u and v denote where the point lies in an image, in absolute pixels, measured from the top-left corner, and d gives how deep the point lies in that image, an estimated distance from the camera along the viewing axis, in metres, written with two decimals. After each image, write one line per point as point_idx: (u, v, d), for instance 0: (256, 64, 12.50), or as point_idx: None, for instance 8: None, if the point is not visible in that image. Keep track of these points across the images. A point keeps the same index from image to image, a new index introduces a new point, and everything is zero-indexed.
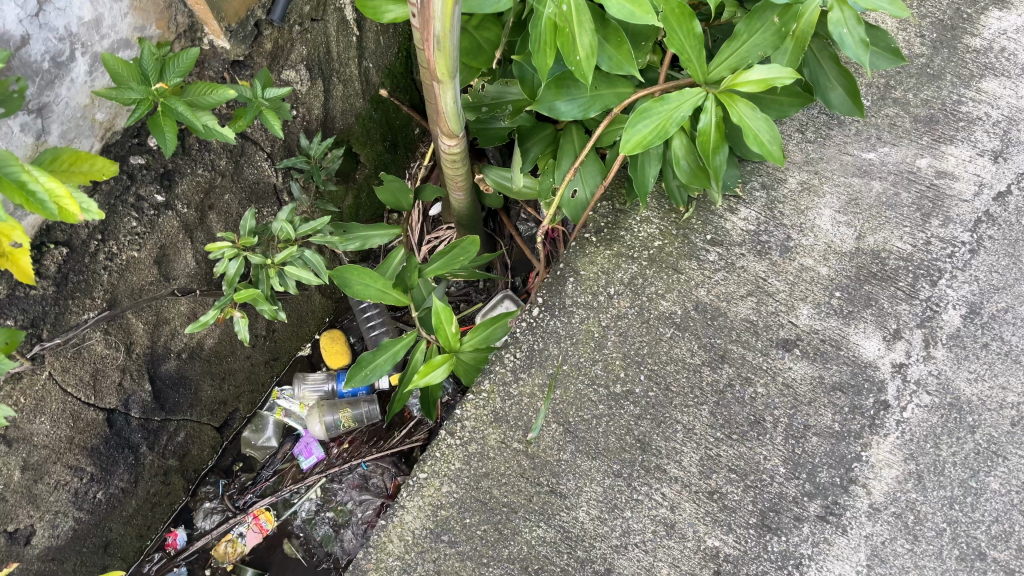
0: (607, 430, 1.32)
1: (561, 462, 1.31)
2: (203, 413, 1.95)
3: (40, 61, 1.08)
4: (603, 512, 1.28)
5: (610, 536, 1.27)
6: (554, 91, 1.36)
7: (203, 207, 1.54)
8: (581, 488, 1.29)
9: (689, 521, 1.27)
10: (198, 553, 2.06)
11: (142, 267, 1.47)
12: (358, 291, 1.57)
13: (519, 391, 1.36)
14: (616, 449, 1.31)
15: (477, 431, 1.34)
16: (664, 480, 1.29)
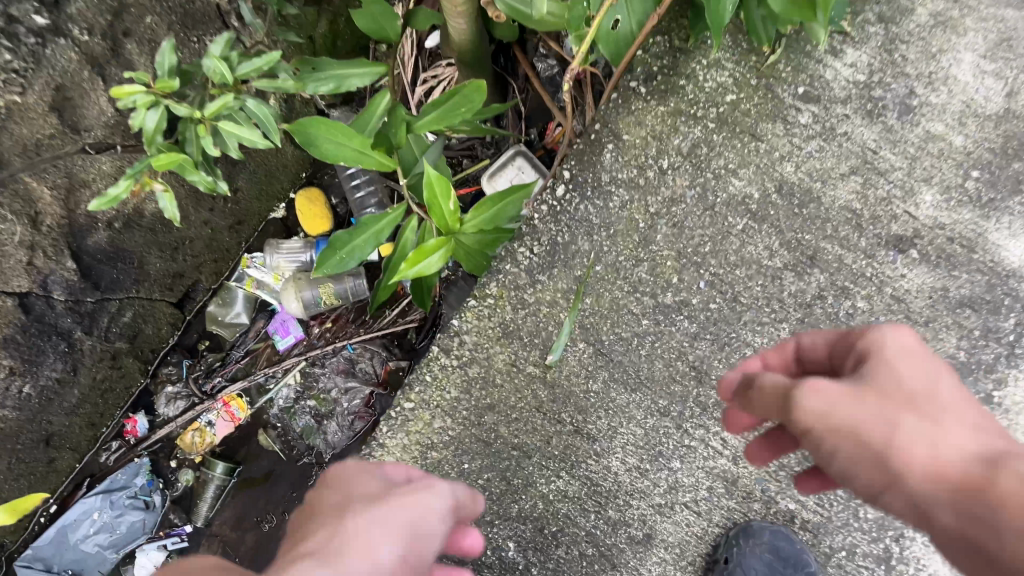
0: (652, 355, 1.10)
1: (594, 401, 1.12)
2: (154, 289, 1.63)
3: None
4: (643, 462, 1.12)
5: (652, 492, 1.12)
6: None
7: (114, 34, 1.14)
8: (615, 430, 1.12)
9: (755, 477, 1.10)
10: (162, 442, 1.81)
11: (33, 116, 1.10)
12: (330, 153, 1.22)
13: (536, 302, 1.11)
14: (665, 379, 1.10)
15: (478, 347, 1.12)
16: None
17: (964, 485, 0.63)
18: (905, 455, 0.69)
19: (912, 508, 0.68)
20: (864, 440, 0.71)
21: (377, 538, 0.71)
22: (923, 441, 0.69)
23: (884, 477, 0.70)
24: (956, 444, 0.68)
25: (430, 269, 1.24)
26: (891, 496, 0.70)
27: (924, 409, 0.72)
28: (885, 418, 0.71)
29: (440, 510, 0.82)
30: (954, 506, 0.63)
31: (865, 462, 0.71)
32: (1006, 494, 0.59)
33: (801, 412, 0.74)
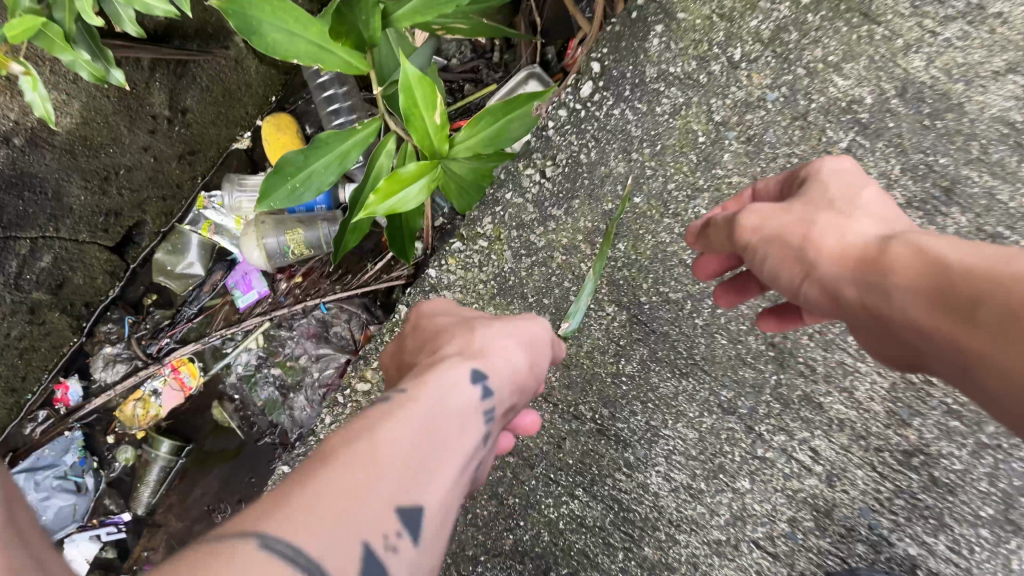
0: (712, 334, 0.96)
1: (627, 390, 0.99)
2: (81, 229, 1.33)
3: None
4: (696, 478, 0.96)
5: (707, 523, 0.95)
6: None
7: None
8: (656, 439, 0.98)
9: (855, 507, 0.90)
10: (98, 415, 1.52)
11: None
12: (280, 46, 0.90)
13: (546, 246, 1.02)
14: (726, 362, 0.96)
15: (468, 289, 1.06)
16: (817, 426, 0.92)
17: (866, 264, 0.59)
18: (817, 245, 0.64)
19: (827, 297, 0.64)
20: (785, 243, 0.67)
21: (506, 358, 0.73)
22: (833, 227, 0.64)
23: (811, 277, 0.65)
24: (867, 228, 0.63)
25: (407, 204, 0.93)
26: (805, 290, 0.66)
27: (843, 194, 0.68)
28: (800, 218, 0.67)
29: (538, 355, 0.80)
30: (860, 286, 0.59)
31: (794, 269, 0.66)
32: (897, 264, 0.56)
33: (740, 233, 0.72)
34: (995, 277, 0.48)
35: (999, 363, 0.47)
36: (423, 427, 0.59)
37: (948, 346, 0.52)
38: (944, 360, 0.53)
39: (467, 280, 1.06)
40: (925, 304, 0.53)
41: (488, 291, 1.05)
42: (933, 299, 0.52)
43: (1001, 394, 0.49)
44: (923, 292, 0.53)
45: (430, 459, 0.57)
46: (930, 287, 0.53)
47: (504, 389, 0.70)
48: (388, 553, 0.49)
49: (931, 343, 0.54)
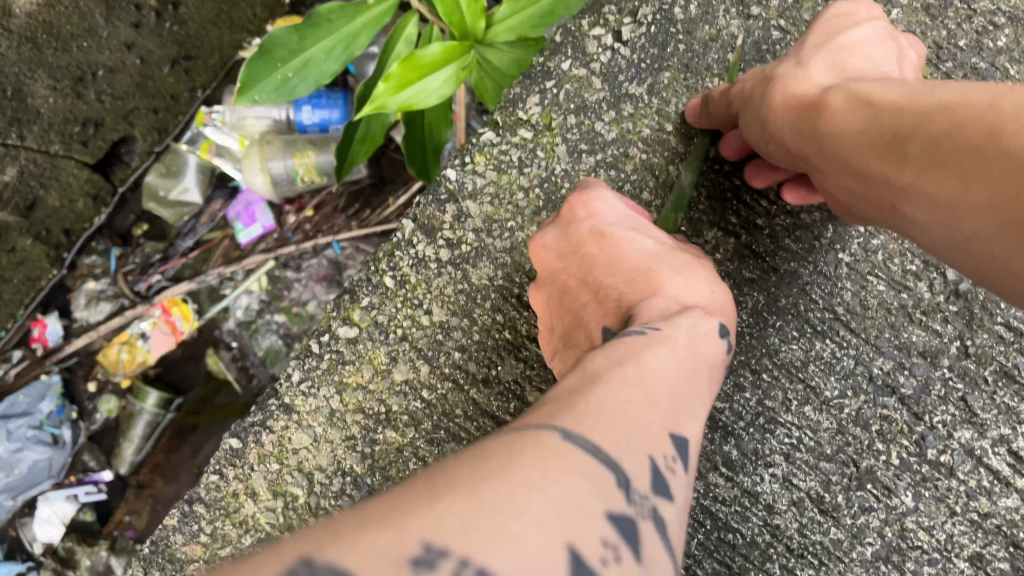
0: (854, 285, 0.80)
1: (732, 355, 0.81)
2: (52, 139, 1.13)
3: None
4: (825, 488, 0.80)
5: (841, 548, 0.80)
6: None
7: None
8: (768, 432, 0.81)
9: None
10: (79, 358, 1.34)
11: None
12: None
13: (620, 140, 0.82)
14: (879, 319, 0.80)
15: (503, 196, 0.83)
16: (1015, 419, 0.79)
17: (806, 106, 0.58)
18: (766, 93, 0.62)
19: (777, 153, 0.63)
20: (748, 97, 0.66)
21: (718, 298, 0.63)
22: (787, 77, 0.63)
23: (764, 134, 0.64)
24: (823, 74, 0.61)
25: (425, 98, 0.71)
26: (762, 148, 0.65)
27: (812, 39, 0.66)
28: (762, 71, 0.66)
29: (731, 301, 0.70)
30: (797, 131, 0.59)
31: (750, 126, 0.65)
32: (833, 109, 0.55)
33: (725, 94, 0.70)
34: (918, 108, 0.49)
35: (928, 192, 0.48)
36: (677, 368, 0.48)
37: (877, 181, 0.52)
38: (879, 201, 0.54)
39: (502, 186, 0.83)
40: (852, 142, 0.53)
41: (530, 204, 0.83)
42: (861, 137, 0.52)
43: (930, 227, 0.50)
44: (854, 131, 0.53)
45: (691, 390, 0.49)
46: (861, 127, 0.52)
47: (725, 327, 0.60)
48: (670, 475, 0.41)
49: (863, 181, 0.54)
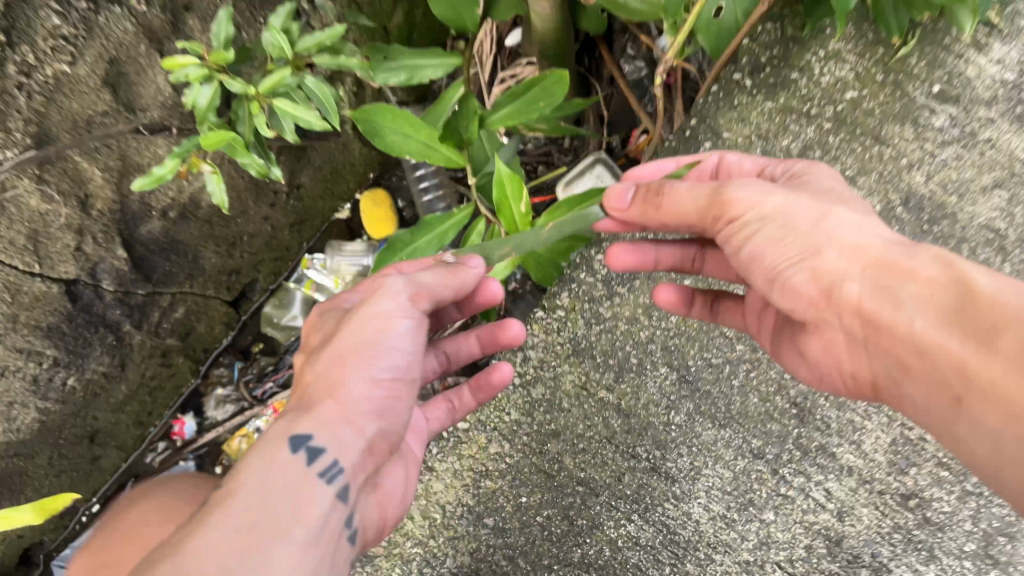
0: (747, 390, 1.15)
1: (675, 437, 1.18)
2: (208, 286, 1.56)
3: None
4: (729, 511, 1.17)
5: (738, 543, 1.18)
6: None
7: (174, 6, 1.06)
8: (696, 474, 1.18)
9: (862, 540, 1.14)
10: (208, 447, 1.74)
11: (86, 89, 1.02)
12: (392, 145, 1.13)
13: (612, 317, 1.18)
14: (759, 416, 1.15)
15: (548, 348, 1.20)
16: (830, 471, 1.14)
17: (880, 265, 0.75)
18: (833, 236, 0.79)
19: (813, 285, 0.80)
20: (794, 226, 0.81)
21: (348, 375, 0.85)
22: (843, 223, 0.79)
23: (806, 265, 0.79)
24: (875, 233, 0.79)
25: (494, 276, 1.12)
26: (792, 275, 0.81)
27: (847, 205, 0.84)
28: (818, 212, 0.81)
29: (415, 323, 0.93)
30: (871, 283, 0.75)
31: (796, 256, 0.80)
32: (918, 281, 0.71)
33: (748, 205, 0.83)
34: (1000, 309, 0.64)
35: (1001, 386, 0.63)
36: (244, 514, 0.72)
37: (947, 367, 0.68)
38: (927, 372, 0.70)
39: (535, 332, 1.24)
40: (928, 312, 0.69)
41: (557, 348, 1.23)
42: (942, 309, 0.68)
43: (994, 423, 0.65)
44: (935, 298, 0.69)
45: (259, 527, 0.71)
46: (947, 298, 0.68)
47: (355, 410, 0.84)
48: None
49: (929, 359, 0.70)
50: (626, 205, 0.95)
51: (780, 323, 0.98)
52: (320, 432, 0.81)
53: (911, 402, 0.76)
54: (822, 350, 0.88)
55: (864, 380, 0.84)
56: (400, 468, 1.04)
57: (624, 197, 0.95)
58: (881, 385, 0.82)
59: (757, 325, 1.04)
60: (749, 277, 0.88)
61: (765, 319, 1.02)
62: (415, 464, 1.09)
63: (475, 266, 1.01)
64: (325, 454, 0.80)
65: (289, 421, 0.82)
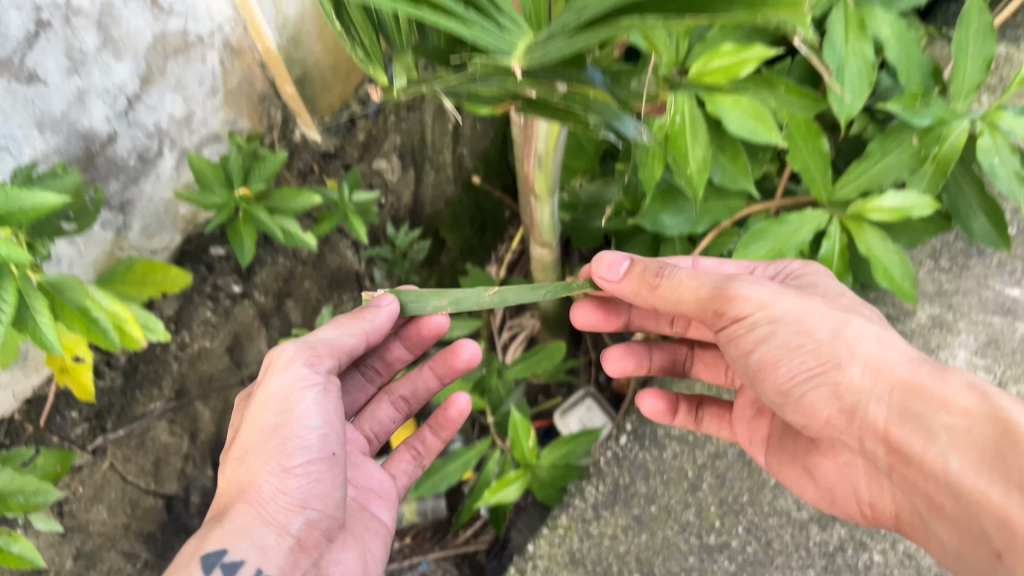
0: None
1: None
2: None
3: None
4: None
5: None
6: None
7: (281, 295, 1.47)
8: None
9: None
10: None
11: (214, 356, 1.40)
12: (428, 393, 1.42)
13: (600, 533, 1.48)
14: None
15: (552, 560, 1.47)
16: None
17: (907, 390, 0.82)
18: (850, 352, 0.88)
19: (835, 400, 0.88)
20: (820, 349, 0.89)
21: (259, 475, 0.86)
22: (868, 340, 0.88)
23: (824, 377, 0.88)
24: (902, 353, 0.87)
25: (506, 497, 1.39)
26: (810, 389, 0.90)
27: (861, 316, 0.93)
28: (835, 332, 0.89)
29: (320, 391, 0.93)
30: (897, 409, 0.82)
31: (814, 366, 0.89)
32: (953, 425, 0.76)
33: (767, 316, 0.91)
34: None
35: None
36: None
37: (981, 510, 0.71)
38: (963, 514, 0.74)
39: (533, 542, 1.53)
40: (966, 453, 0.74)
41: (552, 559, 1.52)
42: (981, 449, 0.73)
43: None
44: (969, 431, 0.75)
45: None
46: (983, 435, 0.73)
47: (272, 511, 0.85)
48: None
49: (963, 503, 0.74)
50: (620, 279, 1.00)
51: (799, 454, 1.13)
52: (234, 542, 0.81)
53: (942, 539, 0.81)
54: (842, 460, 1.01)
55: (883, 511, 0.98)
56: (356, 551, 0.98)
57: (614, 268, 1.00)
58: (903, 521, 0.94)
59: (748, 433, 1.26)
60: (768, 382, 0.95)
61: (757, 426, 1.23)
62: (383, 535, 1.06)
63: (389, 306, 1.00)
64: (245, 565, 0.80)
65: (197, 540, 0.82)
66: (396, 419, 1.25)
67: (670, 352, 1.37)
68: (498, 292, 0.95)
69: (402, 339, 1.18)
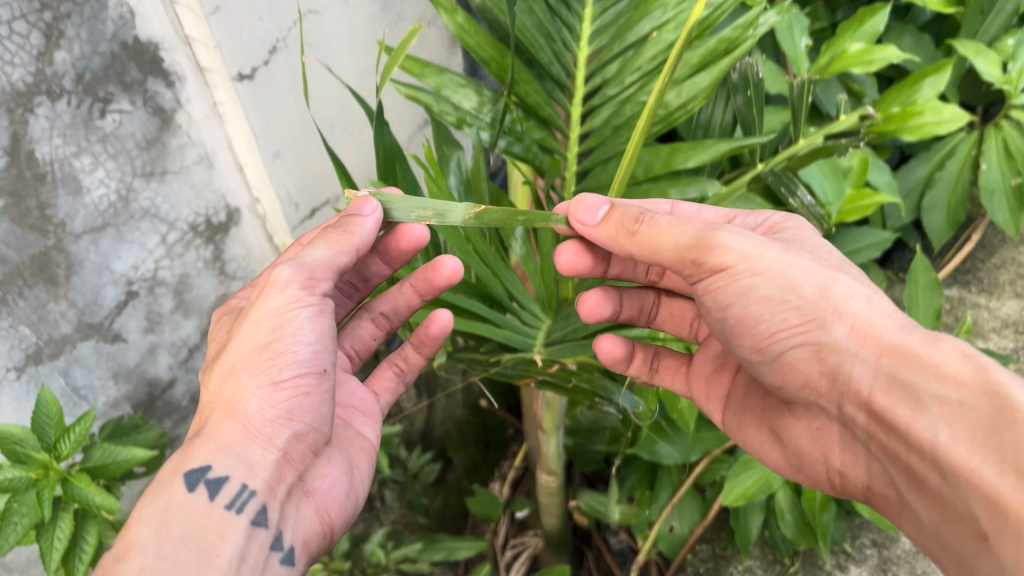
0: None
1: None
2: None
3: (170, 221, 0.99)
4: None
5: None
6: (496, 194, 0.91)
7: None
8: None
9: None
10: None
11: None
12: None
13: None
14: None
15: None
16: None
17: (897, 352, 0.62)
18: (838, 303, 0.65)
19: (818, 361, 0.68)
20: (800, 304, 0.66)
21: (245, 390, 0.62)
22: (861, 297, 0.65)
23: (808, 337, 0.67)
24: (898, 315, 0.65)
25: None
26: (791, 347, 0.69)
27: (850, 273, 0.70)
28: (820, 273, 0.67)
29: (318, 314, 0.66)
30: (886, 374, 0.62)
31: (797, 324, 0.67)
32: (951, 391, 0.57)
33: (745, 266, 0.66)
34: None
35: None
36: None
37: (967, 491, 0.54)
38: (948, 498, 0.57)
39: None
40: (957, 428, 0.56)
41: None
42: (974, 424, 0.55)
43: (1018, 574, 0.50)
44: (963, 407, 0.56)
45: None
46: (977, 410, 0.55)
47: (259, 426, 0.63)
48: None
49: (946, 480, 0.56)
50: (597, 225, 0.71)
51: (769, 404, 0.83)
52: (219, 457, 0.61)
53: (919, 522, 0.63)
54: (809, 427, 0.77)
55: (853, 484, 0.73)
56: (344, 467, 0.75)
57: (592, 211, 0.71)
58: (875, 494, 0.70)
59: (704, 393, 0.92)
60: (741, 336, 0.73)
61: (715, 384, 0.91)
62: (368, 451, 0.81)
63: (374, 214, 0.67)
64: (230, 483, 0.61)
65: (178, 456, 0.62)
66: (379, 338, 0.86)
67: (638, 302, 0.88)
68: (475, 216, 0.63)
69: (382, 259, 0.78)
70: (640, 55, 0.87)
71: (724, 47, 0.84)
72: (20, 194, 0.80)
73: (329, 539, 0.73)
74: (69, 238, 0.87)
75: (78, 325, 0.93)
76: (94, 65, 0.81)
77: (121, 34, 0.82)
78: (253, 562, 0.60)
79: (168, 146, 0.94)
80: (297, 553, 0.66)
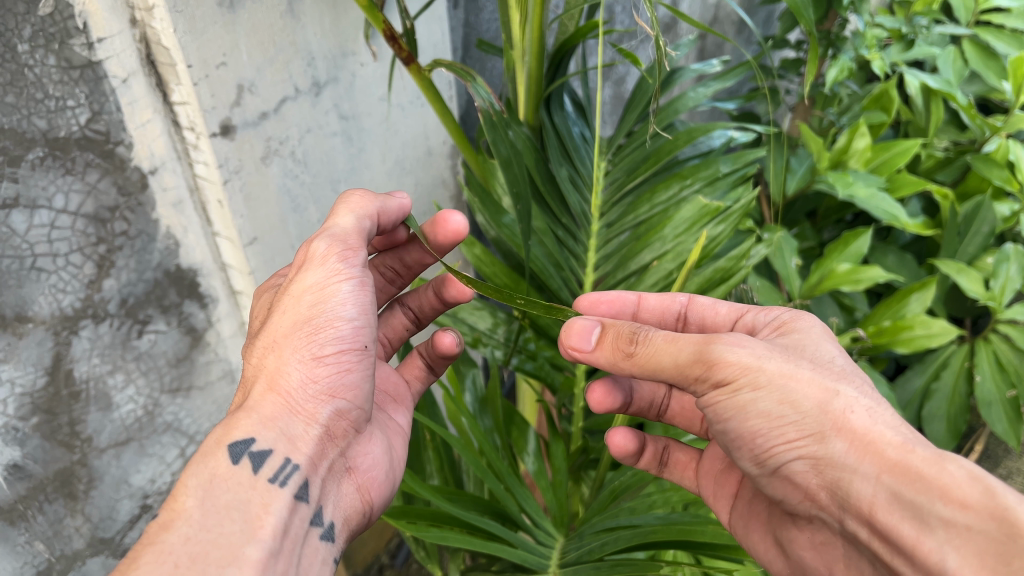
0: None
1: None
2: None
3: (190, 434, 1.03)
4: None
5: None
6: (509, 410, 0.94)
7: None
8: None
9: None
10: None
11: None
12: None
13: None
14: None
15: None
16: None
17: (902, 464, 0.53)
18: (840, 413, 0.57)
19: (817, 475, 0.58)
20: (801, 422, 0.58)
21: (287, 363, 0.58)
22: (864, 409, 0.57)
23: (805, 451, 0.58)
24: (905, 428, 0.57)
25: None
26: (790, 462, 0.60)
27: (857, 382, 0.61)
28: (820, 382, 0.59)
29: (362, 286, 0.61)
30: (887, 490, 0.53)
31: (795, 438, 0.59)
32: (960, 510, 0.49)
33: (739, 372, 0.60)
34: None
35: None
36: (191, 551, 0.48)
37: None
38: None
39: None
40: (970, 557, 0.48)
41: None
42: (987, 553, 0.47)
43: None
44: (970, 533, 0.48)
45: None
46: (986, 536, 0.48)
47: (301, 399, 0.59)
48: None
49: None
50: (593, 349, 0.70)
51: (774, 511, 0.73)
52: (264, 430, 0.57)
53: None
54: (814, 542, 0.67)
55: None
56: (385, 444, 0.72)
57: (585, 336, 0.70)
58: None
59: (712, 490, 0.82)
60: (741, 447, 0.64)
61: (724, 482, 0.81)
62: (403, 435, 0.77)
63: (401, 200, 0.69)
64: (274, 456, 0.57)
65: (222, 426, 0.57)
66: (413, 330, 0.87)
67: (645, 394, 0.86)
68: None
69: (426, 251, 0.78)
70: (642, 282, 0.93)
71: (720, 275, 0.91)
72: (54, 411, 0.83)
73: (369, 518, 0.69)
74: (94, 452, 0.89)
75: (90, 540, 0.93)
76: (138, 290, 0.88)
77: (164, 263, 0.90)
78: (295, 537, 0.56)
79: (196, 362, 1.00)
80: (338, 531, 0.61)
